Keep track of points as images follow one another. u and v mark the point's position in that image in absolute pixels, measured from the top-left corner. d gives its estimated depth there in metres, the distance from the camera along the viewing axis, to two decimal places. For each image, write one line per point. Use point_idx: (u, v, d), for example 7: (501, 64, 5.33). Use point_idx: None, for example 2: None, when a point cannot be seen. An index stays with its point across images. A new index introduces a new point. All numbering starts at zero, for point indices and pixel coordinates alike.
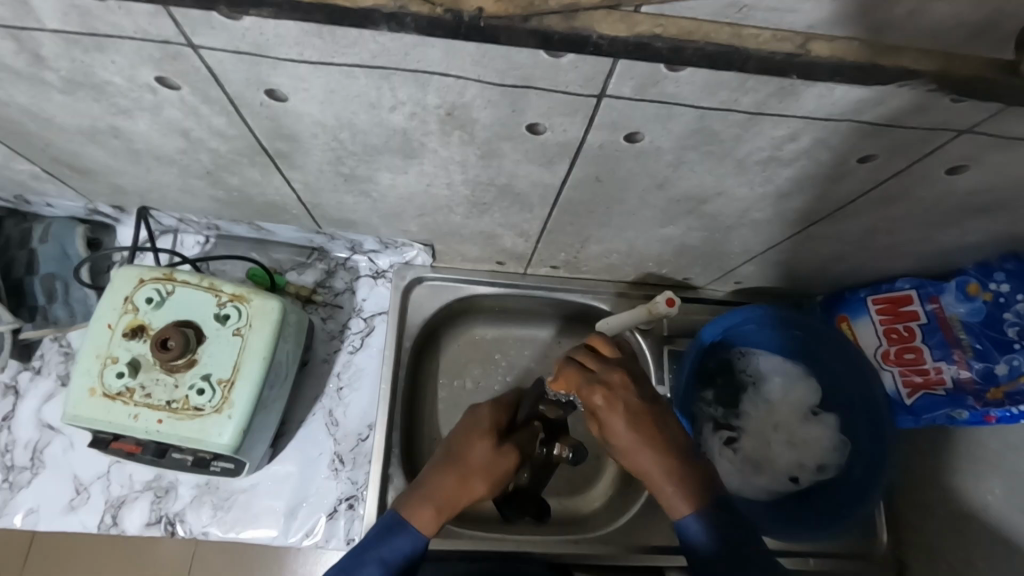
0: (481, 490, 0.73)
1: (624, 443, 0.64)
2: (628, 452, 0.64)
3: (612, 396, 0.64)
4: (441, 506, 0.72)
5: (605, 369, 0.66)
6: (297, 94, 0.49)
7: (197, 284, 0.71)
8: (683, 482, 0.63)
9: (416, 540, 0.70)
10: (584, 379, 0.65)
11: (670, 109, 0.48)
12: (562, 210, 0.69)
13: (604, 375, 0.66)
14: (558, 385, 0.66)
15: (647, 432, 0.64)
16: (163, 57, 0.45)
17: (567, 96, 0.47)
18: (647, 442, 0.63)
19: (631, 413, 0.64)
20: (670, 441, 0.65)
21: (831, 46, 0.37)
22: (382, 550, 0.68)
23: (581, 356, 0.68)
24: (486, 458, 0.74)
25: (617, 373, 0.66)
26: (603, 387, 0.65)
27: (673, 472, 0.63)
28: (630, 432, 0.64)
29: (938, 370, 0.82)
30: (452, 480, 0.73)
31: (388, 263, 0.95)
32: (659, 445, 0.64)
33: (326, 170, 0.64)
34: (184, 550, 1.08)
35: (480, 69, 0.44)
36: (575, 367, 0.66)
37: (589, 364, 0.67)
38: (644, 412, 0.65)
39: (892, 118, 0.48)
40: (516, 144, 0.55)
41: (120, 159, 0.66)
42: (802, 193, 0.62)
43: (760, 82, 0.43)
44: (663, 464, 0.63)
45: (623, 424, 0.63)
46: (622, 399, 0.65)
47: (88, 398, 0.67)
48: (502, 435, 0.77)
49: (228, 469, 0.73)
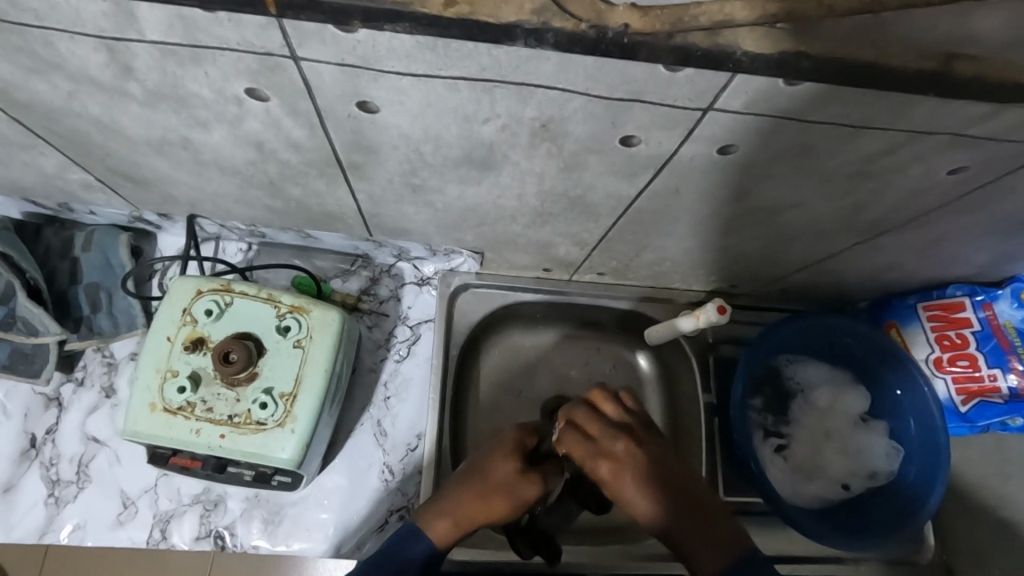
0: (501, 512, 0.70)
1: (636, 507, 0.65)
2: (640, 516, 0.66)
3: (617, 468, 0.65)
4: (458, 520, 0.70)
5: (607, 438, 0.67)
6: (390, 107, 0.48)
7: (255, 295, 0.70)
8: (696, 539, 0.64)
9: (432, 549, 0.69)
10: (589, 448, 0.67)
11: (774, 123, 0.47)
12: (629, 219, 0.68)
13: (605, 447, 0.66)
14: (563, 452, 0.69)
15: (657, 497, 0.65)
16: (261, 69, 0.44)
17: (672, 110, 0.46)
18: (658, 507, 0.65)
19: (640, 479, 0.65)
20: (683, 499, 0.66)
21: (974, 65, 0.37)
22: (401, 550, 0.69)
23: (582, 420, 0.69)
24: (510, 480, 0.71)
25: (619, 442, 0.67)
26: (609, 458, 0.66)
27: (685, 534, 0.64)
28: (639, 499, 0.65)
29: (992, 377, 0.84)
30: (472, 496, 0.70)
31: (433, 270, 0.93)
32: (670, 509, 0.65)
33: (396, 181, 0.62)
34: (201, 560, 1.05)
35: (591, 83, 0.43)
36: (580, 438, 0.67)
37: (591, 432, 0.68)
38: (652, 477, 0.65)
39: (997, 132, 0.47)
40: (603, 157, 0.54)
41: (182, 169, 0.65)
42: (879, 204, 0.62)
43: (877, 97, 0.43)
44: (675, 527, 0.64)
45: (632, 489, 0.65)
46: (628, 467, 0.65)
47: (149, 412, 0.65)
48: (528, 457, 0.74)
49: (285, 483, 0.72)
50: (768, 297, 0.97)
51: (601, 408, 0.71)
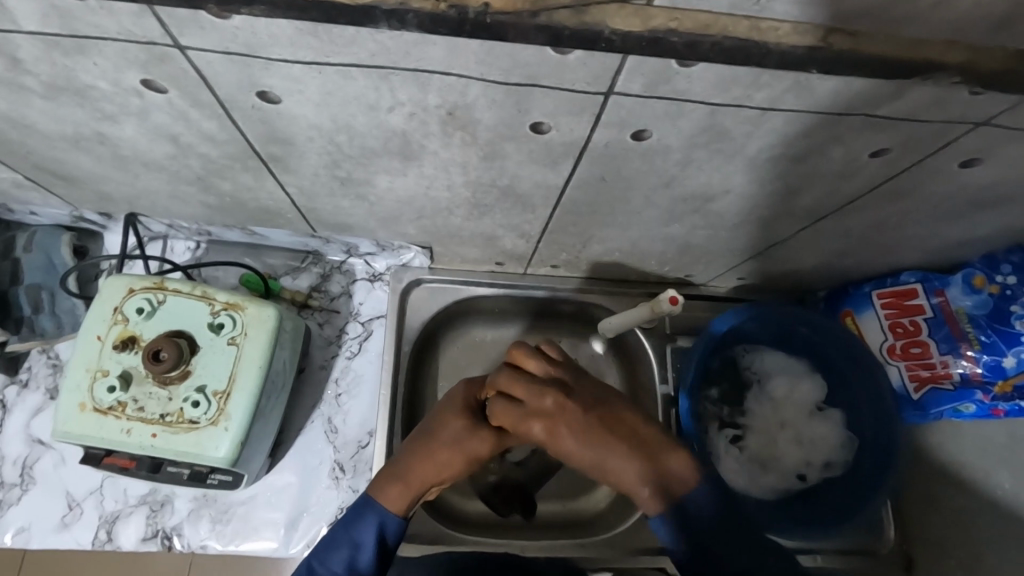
0: (452, 471, 0.63)
1: (581, 459, 0.59)
2: (591, 466, 0.60)
3: (551, 426, 0.59)
4: (409, 482, 0.62)
5: (534, 396, 0.59)
6: (290, 96, 0.47)
7: (189, 292, 0.69)
8: (647, 475, 0.58)
9: (387, 519, 0.61)
10: (518, 413, 0.60)
11: (680, 107, 0.46)
12: (565, 210, 0.68)
13: (535, 406, 0.59)
14: (497, 427, 0.61)
15: (601, 441, 0.58)
16: (148, 60, 0.43)
17: (573, 94, 0.45)
18: (603, 452, 0.58)
19: (577, 430, 0.58)
20: (633, 437, 0.59)
21: (852, 40, 0.37)
22: (354, 532, 0.60)
23: (505, 385, 0.61)
24: (457, 436, 0.62)
25: (548, 397, 0.59)
26: (542, 417, 0.59)
27: (637, 471, 0.58)
28: (581, 450, 0.59)
29: (944, 364, 0.81)
30: (418, 456, 0.62)
31: (385, 265, 0.92)
32: (617, 450, 0.58)
33: (322, 173, 0.61)
34: (179, 564, 1.05)
35: (484, 68, 0.42)
36: (507, 405, 0.60)
37: (518, 394, 0.60)
38: (593, 424, 0.59)
39: (909, 112, 0.46)
40: (519, 145, 0.53)
41: (106, 165, 0.64)
42: (812, 189, 0.61)
43: (775, 78, 0.42)
44: (628, 468, 0.58)
45: (572, 443, 0.59)
46: (564, 418, 0.59)
47: (78, 413, 0.65)
48: (482, 412, 0.65)
49: (226, 482, 0.72)
50: (725, 287, 0.96)
51: (526, 367, 0.62)
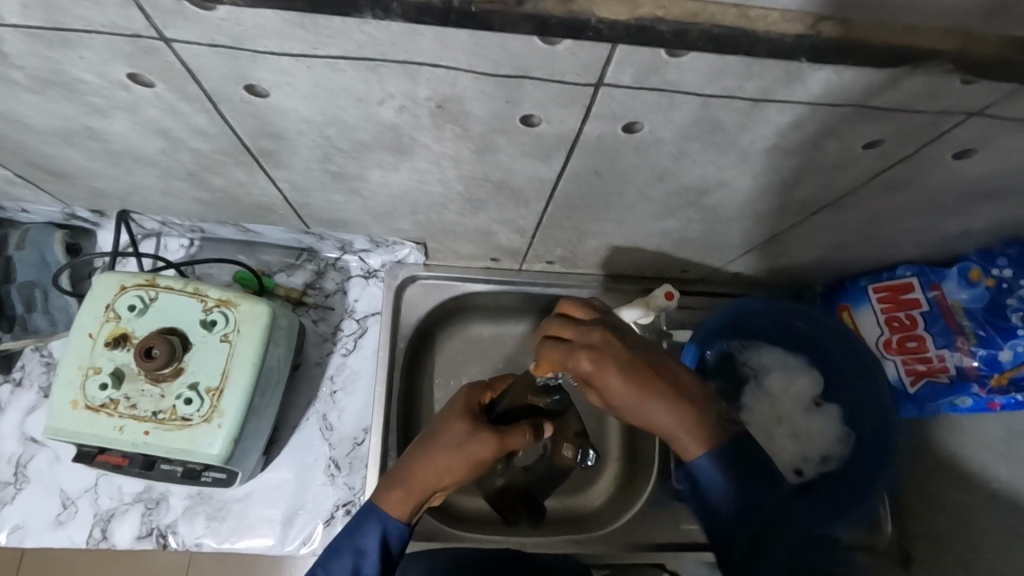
0: (454, 476, 0.60)
1: (627, 401, 0.55)
2: (636, 409, 0.55)
3: (598, 359, 0.54)
4: (410, 487, 0.59)
5: (584, 331, 0.56)
6: (279, 90, 0.47)
7: (182, 289, 0.69)
8: (694, 425, 0.55)
9: (389, 524, 0.59)
10: (569, 347, 0.55)
11: (671, 98, 0.46)
12: (558, 204, 0.67)
13: (582, 341, 0.55)
14: (544, 368, 0.57)
15: (649, 381, 0.54)
16: (135, 52, 0.43)
17: (563, 86, 0.44)
18: (651, 393, 0.54)
19: (626, 365, 0.54)
20: (677, 385, 0.56)
21: (841, 28, 0.36)
22: (357, 538, 0.58)
23: (556, 328, 0.57)
24: (457, 441, 0.59)
25: (595, 333, 0.55)
26: (590, 349, 0.54)
27: (683, 417, 0.55)
28: (630, 388, 0.54)
29: (941, 358, 0.80)
30: (418, 461, 0.60)
31: (380, 262, 0.92)
32: (663, 394, 0.54)
33: (314, 168, 0.61)
34: (176, 563, 1.05)
35: (473, 59, 0.42)
36: (555, 343, 0.56)
37: (565, 332, 0.57)
38: (639, 365, 0.55)
39: (902, 102, 0.46)
40: (511, 138, 0.53)
41: (98, 161, 0.64)
42: (807, 181, 0.60)
43: (767, 68, 0.41)
44: (672, 412, 0.54)
45: (621, 379, 0.54)
46: (612, 352, 0.54)
47: (71, 410, 0.65)
48: (483, 417, 0.63)
49: (220, 480, 0.72)
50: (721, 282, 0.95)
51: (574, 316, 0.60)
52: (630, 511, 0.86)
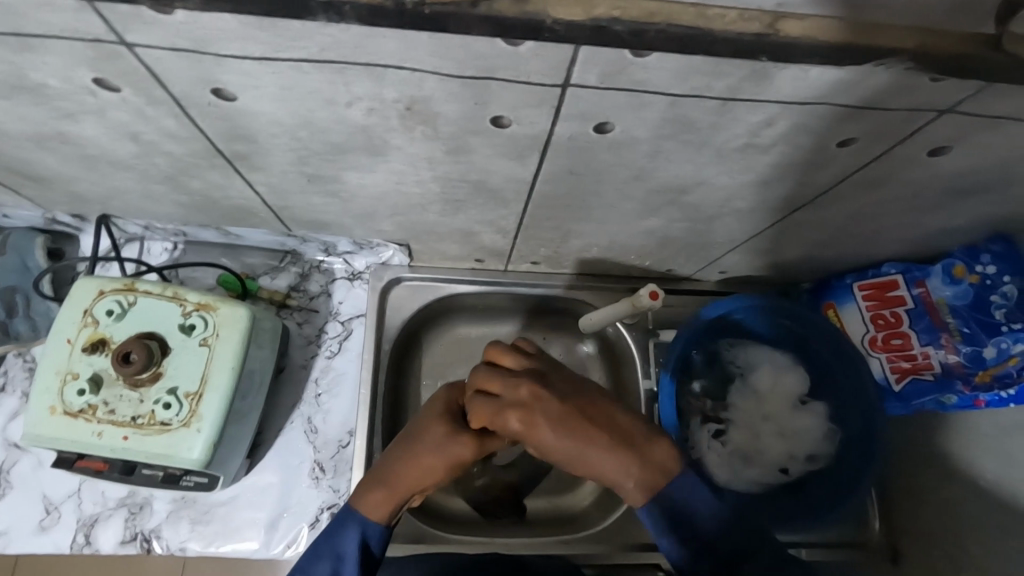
0: (435, 477, 0.60)
1: (565, 456, 0.54)
2: (575, 463, 0.54)
3: (527, 416, 0.54)
4: (391, 489, 0.59)
5: (509, 387, 0.56)
6: (245, 92, 0.46)
7: (161, 294, 0.68)
8: (638, 471, 0.53)
9: (370, 528, 0.58)
10: (495, 407, 0.55)
11: (640, 98, 0.45)
12: (538, 204, 0.67)
13: (511, 398, 0.55)
14: (475, 426, 0.58)
15: (582, 434, 0.53)
16: (97, 57, 0.43)
17: (530, 87, 0.44)
18: (586, 444, 0.53)
19: (556, 420, 0.53)
20: (615, 431, 0.54)
21: (802, 25, 0.36)
22: (336, 542, 0.57)
23: (482, 381, 0.58)
24: (438, 441, 0.59)
25: (521, 386, 0.55)
26: (516, 408, 0.54)
27: (625, 466, 0.52)
28: (563, 442, 0.53)
29: (925, 355, 0.80)
30: (399, 462, 0.60)
31: (365, 263, 0.92)
32: (599, 444, 0.53)
33: (290, 170, 0.61)
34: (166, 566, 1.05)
35: (437, 60, 0.41)
36: (483, 399, 0.57)
37: (493, 388, 0.57)
38: (570, 416, 0.53)
39: (873, 100, 0.46)
40: (483, 138, 0.52)
41: (73, 165, 0.64)
42: (784, 179, 0.60)
43: (732, 66, 0.41)
44: (611, 460, 0.52)
45: (551, 434, 0.53)
46: (540, 407, 0.54)
47: (49, 416, 0.64)
48: (464, 418, 0.63)
49: (202, 484, 0.71)
50: (707, 280, 0.95)
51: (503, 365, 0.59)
52: (617, 511, 0.86)
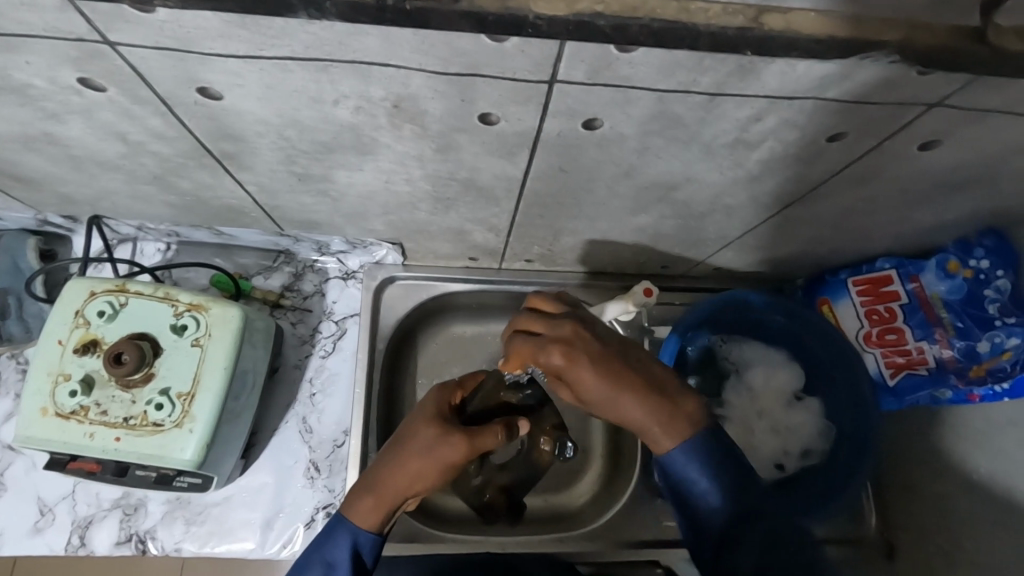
0: (426, 480, 0.59)
1: (600, 397, 0.54)
2: (608, 406, 0.54)
3: (568, 350, 0.54)
4: (381, 493, 0.58)
5: (553, 325, 0.56)
6: (231, 91, 0.46)
7: (152, 294, 0.68)
8: (671, 417, 0.53)
9: (361, 533, 0.58)
10: (538, 342, 0.56)
11: (627, 94, 0.45)
12: (529, 202, 0.67)
13: (553, 333, 0.56)
14: (514, 362, 0.58)
15: (622, 374, 0.53)
16: (81, 56, 0.43)
17: (516, 83, 0.44)
18: (623, 386, 0.53)
19: (597, 359, 0.54)
20: (651, 377, 0.55)
21: (786, 19, 0.36)
22: (327, 551, 0.57)
23: (525, 322, 0.58)
24: (427, 445, 0.59)
25: (566, 325, 0.56)
26: (559, 343, 0.55)
27: (658, 410, 0.53)
28: (601, 382, 0.53)
29: (920, 350, 0.81)
30: (388, 467, 0.59)
31: (359, 263, 0.92)
32: (636, 387, 0.53)
33: (279, 170, 0.61)
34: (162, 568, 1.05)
35: (421, 58, 0.41)
36: (523, 338, 0.57)
37: (533, 328, 0.58)
38: (611, 357, 0.54)
39: (860, 94, 0.46)
40: (471, 136, 0.52)
41: (62, 166, 0.63)
42: (774, 175, 0.60)
43: (718, 61, 0.41)
44: (646, 404, 0.53)
45: (591, 372, 0.53)
46: (581, 347, 0.54)
47: (40, 418, 0.64)
48: (454, 420, 0.62)
49: (196, 484, 0.71)
50: (701, 277, 0.95)
51: (542, 310, 0.61)
52: (612, 509, 0.86)
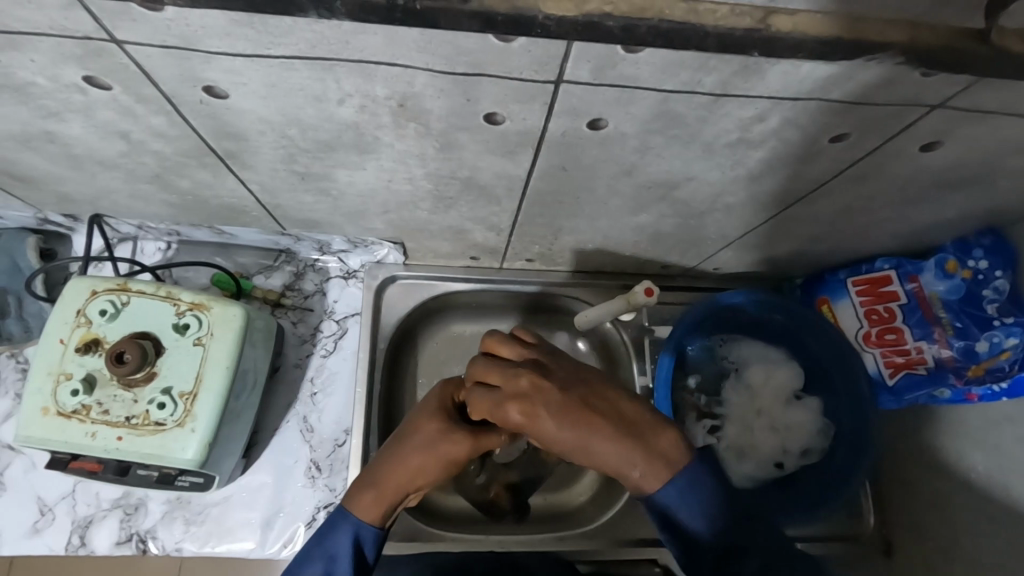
0: (428, 475, 0.59)
1: (568, 444, 0.53)
2: (579, 452, 0.53)
3: (528, 408, 0.53)
4: (383, 489, 0.58)
5: (509, 378, 0.55)
6: (236, 90, 0.46)
7: (154, 293, 0.68)
8: (647, 459, 0.52)
9: (362, 529, 0.58)
10: (494, 399, 0.55)
11: (631, 93, 0.45)
12: (529, 201, 0.67)
13: (512, 389, 0.55)
14: (477, 417, 0.57)
15: (584, 425, 0.52)
16: (86, 54, 0.43)
17: (521, 82, 0.44)
18: (589, 434, 0.52)
19: (557, 412, 0.52)
20: (619, 420, 0.53)
21: (793, 20, 0.36)
22: (329, 544, 0.56)
23: (480, 373, 0.58)
24: (431, 440, 0.59)
25: (522, 377, 0.54)
26: (517, 399, 0.54)
27: (629, 457, 0.52)
28: (565, 434, 0.52)
29: (919, 349, 0.81)
30: (390, 462, 0.59)
31: (359, 262, 0.92)
32: (605, 435, 0.52)
33: (280, 169, 0.61)
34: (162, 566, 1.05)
35: (427, 57, 0.41)
36: (482, 392, 0.56)
37: (492, 381, 0.57)
38: (572, 408, 0.53)
39: (862, 94, 0.46)
40: (474, 135, 0.52)
41: (62, 165, 0.63)
42: (776, 174, 0.60)
43: (723, 61, 0.41)
44: (614, 453, 0.52)
45: (552, 426, 0.52)
46: (539, 399, 0.53)
47: (41, 417, 0.64)
48: (458, 416, 0.62)
49: (197, 484, 0.71)
50: (701, 276, 0.95)
51: (501, 355, 0.59)
52: (611, 509, 0.86)
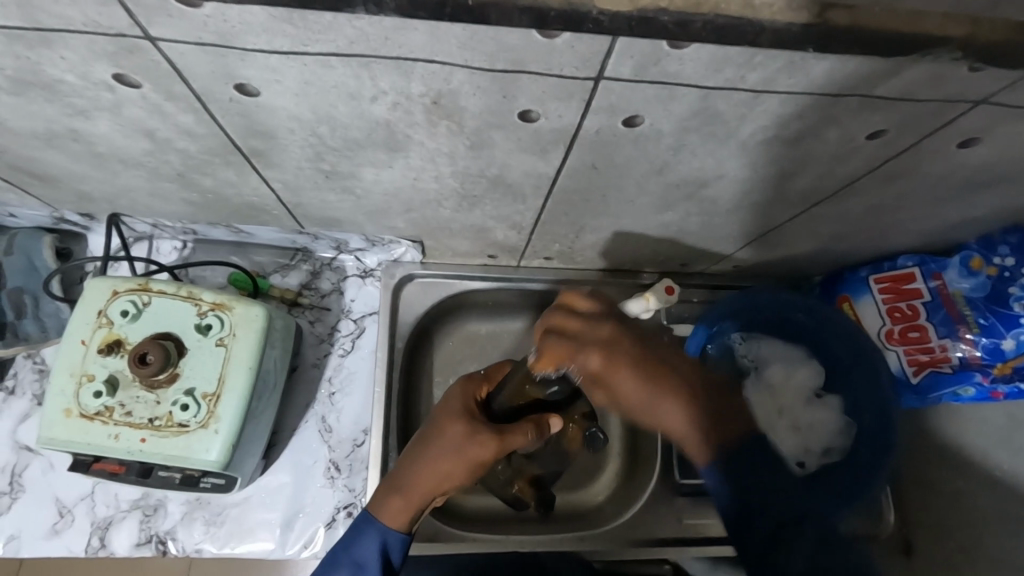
0: (455, 478, 0.59)
1: (639, 399, 0.55)
2: (646, 408, 0.55)
3: (610, 357, 0.54)
4: (410, 493, 0.58)
5: (591, 326, 0.55)
6: (269, 88, 0.45)
7: (175, 293, 0.67)
8: (715, 426, 0.54)
9: (388, 534, 0.58)
10: (575, 345, 0.54)
11: (672, 90, 0.45)
12: (555, 199, 0.66)
13: (592, 335, 0.54)
14: (545, 366, 0.54)
15: (658, 379, 0.55)
16: (119, 51, 0.42)
17: (561, 80, 0.43)
18: (662, 391, 0.54)
19: (637, 365, 0.54)
20: (689, 383, 0.56)
21: (848, 16, 0.36)
22: (356, 552, 0.57)
23: (560, 320, 0.55)
24: (457, 444, 0.58)
25: (604, 326, 0.55)
26: (599, 345, 0.54)
27: (699, 416, 0.54)
28: (640, 389, 0.54)
29: (943, 348, 0.80)
30: (417, 466, 0.59)
31: (376, 261, 0.91)
32: (678, 393, 0.55)
33: (306, 167, 0.60)
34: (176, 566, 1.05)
35: (468, 53, 0.40)
36: (557, 339, 0.53)
37: (569, 328, 0.55)
38: (649, 366, 0.55)
39: (906, 91, 0.45)
40: (508, 134, 0.52)
41: (84, 163, 0.62)
42: (808, 172, 0.59)
43: (770, 58, 0.40)
44: (685, 411, 0.54)
45: (631, 377, 0.54)
46: (619, 351, 0.54)
47: (64, 419, 0.64)
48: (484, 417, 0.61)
49: (218, 485, 0.71)
50: (721, 274, 0.94)
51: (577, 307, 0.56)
52: (631, 508, 0.86)
